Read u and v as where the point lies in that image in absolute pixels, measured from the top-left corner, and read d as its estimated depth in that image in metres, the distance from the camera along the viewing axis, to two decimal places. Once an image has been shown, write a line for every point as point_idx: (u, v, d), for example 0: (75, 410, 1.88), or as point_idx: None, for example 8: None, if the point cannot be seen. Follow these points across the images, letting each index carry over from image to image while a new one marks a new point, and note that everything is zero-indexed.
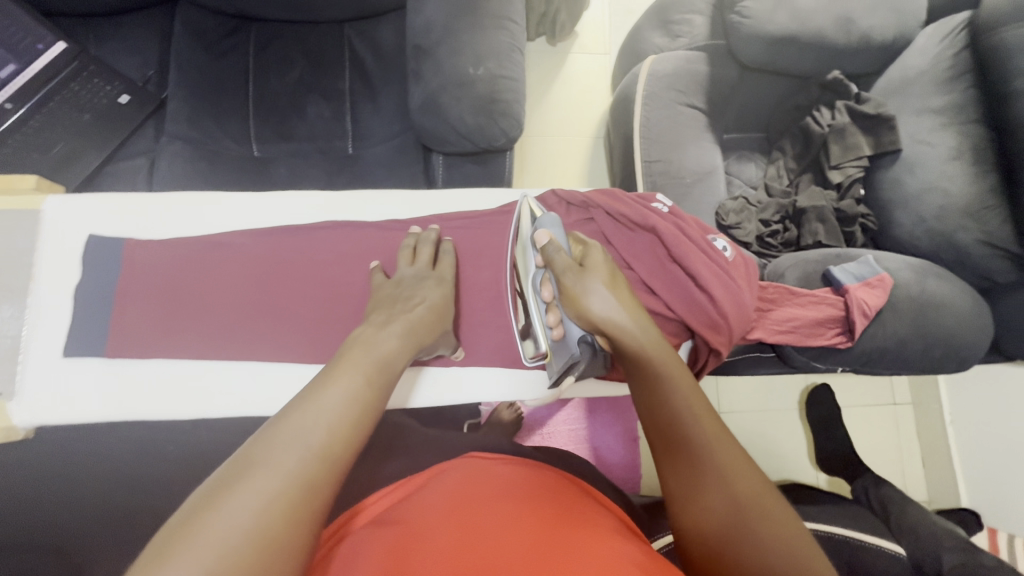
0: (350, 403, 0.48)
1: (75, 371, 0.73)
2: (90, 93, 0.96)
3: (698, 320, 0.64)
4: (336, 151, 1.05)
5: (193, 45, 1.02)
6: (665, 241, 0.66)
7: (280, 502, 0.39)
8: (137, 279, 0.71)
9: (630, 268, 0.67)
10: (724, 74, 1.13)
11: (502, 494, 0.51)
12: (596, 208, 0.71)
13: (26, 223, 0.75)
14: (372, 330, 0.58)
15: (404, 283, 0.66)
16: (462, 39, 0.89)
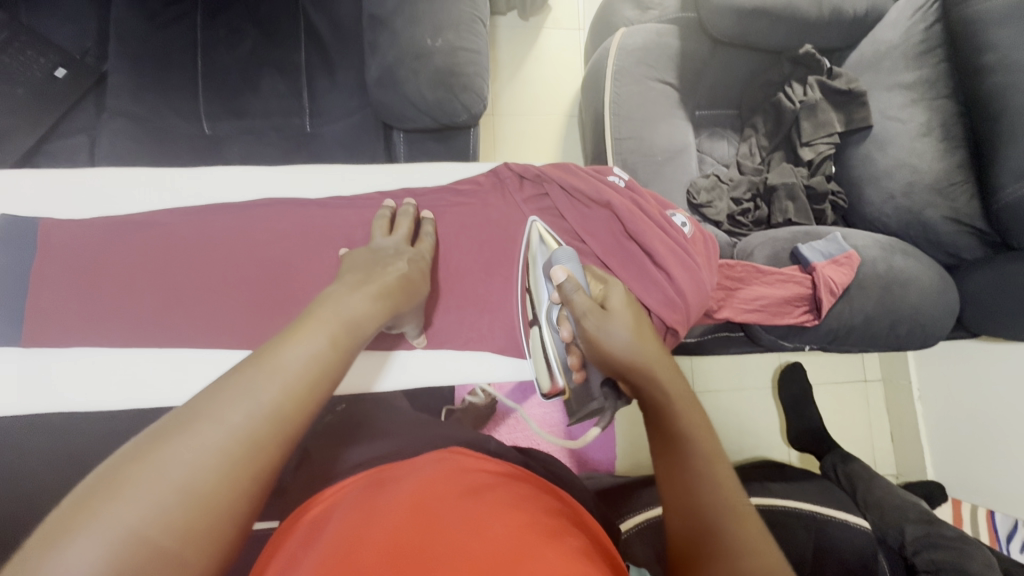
0: (311, 366, 0.45)
1: (5, 358, 0.69)
2: (23, 66, 0.91)
3: (653, 297, 0.62)
4: (293, 128, 1.00)
5: (134, 13, 0.95)
6: (618, 215, 0.65)
7: (221, 461, 0.37)
8: (53, 262, 0.66)
9: (585, 244, 0.66)
10: (695, 48, 1.10)
11: (461, 476, 0.48)
12: (550, 182, 0.70)
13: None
14: (339, 291, 0.55)
15: (381, 253, 0.63)
16: (419, 8, 0.85)
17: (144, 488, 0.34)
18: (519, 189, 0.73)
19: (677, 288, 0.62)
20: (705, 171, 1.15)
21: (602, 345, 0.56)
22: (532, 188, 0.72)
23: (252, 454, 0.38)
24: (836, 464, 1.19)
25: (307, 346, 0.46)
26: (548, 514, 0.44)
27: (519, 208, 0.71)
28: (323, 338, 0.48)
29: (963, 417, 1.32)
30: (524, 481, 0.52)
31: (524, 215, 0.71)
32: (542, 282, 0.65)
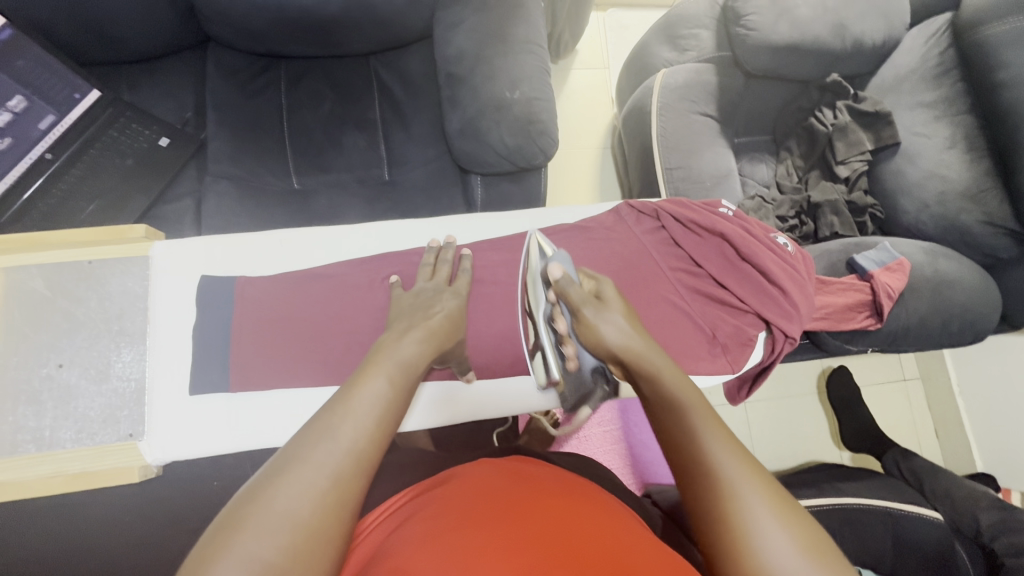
0: (378, 410, 0.50)
1: (203, 404, 0.75)
2: (130, 138, 1.00)
3: (771, 312, 0.65)
4: (374, 178, 1.09)
5: (229, 85, 1.06)
6: (733, 240, 0.66)
7: (317, 491, 0.42)
8: (249, 311, 0.74)
9: (699, 270, 0.68)
10: (731, 83, 1.20)
11: (518, 494, 0.55)
12: (663, 213, 0.70)
13: (88, 270, 0.77)
14: (388, 342, 0.59)
15: (425, 296, 0.69)
16: (495, 66, 0.95)
17: (266, 524, 0.39)
18: (633, 223, 0.72)
19: (794, 302, 0.64)
20: (749, 193, 1.22)
21: (596, 336, 0.59)
22: (649, 220, 0.71)
23: (346, 487, 0.43)
24: (898, 461, 1.24)
25: (366, 393, 0.51)
26: (583, 511, 0.53)
27: (634, 236, 0.69)
28: (384, 382, 0.52)
29: (1005, 406, 1.38)
30: (539, 480, 0.61)
31: (642, 244, 0.69)
32: (539, 287, 0.67)
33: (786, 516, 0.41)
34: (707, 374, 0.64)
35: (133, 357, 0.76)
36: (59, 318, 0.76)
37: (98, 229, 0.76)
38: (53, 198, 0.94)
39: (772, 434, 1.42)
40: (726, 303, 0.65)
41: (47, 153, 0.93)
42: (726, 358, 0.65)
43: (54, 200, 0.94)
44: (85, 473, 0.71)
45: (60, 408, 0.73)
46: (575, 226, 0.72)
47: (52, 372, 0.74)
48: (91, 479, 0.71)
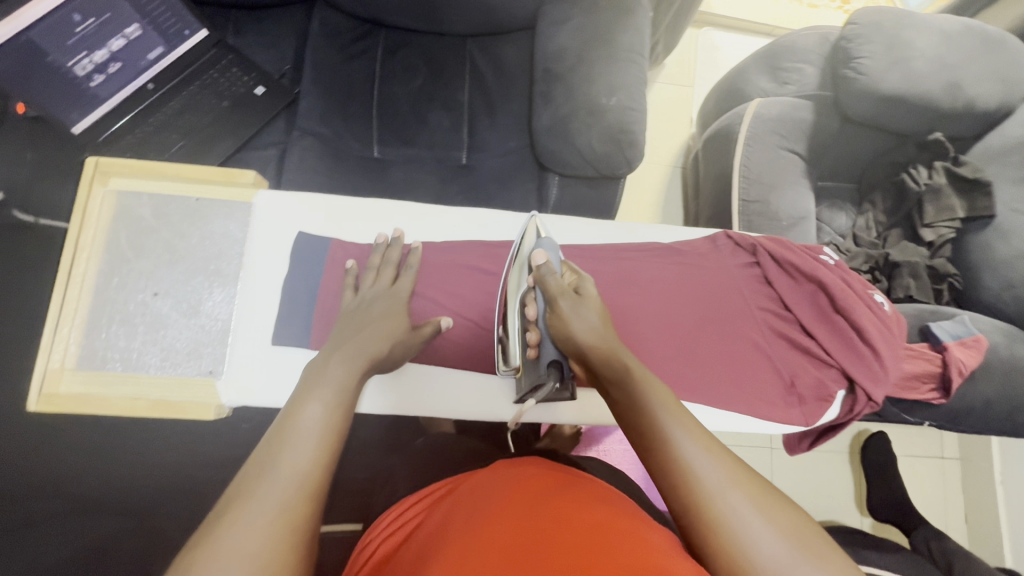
0: (322, 431, 0.49)
1: (282, 357, 0.76)
2: (230, 82, 1.04)
3: (859, 371, 0.62)
4: (451, 160, 1.09)
5: (329, 45, 1.07)
6: (832, 290, 0.64)
7: (266, 521, 0.41)
8: (340, 275, 0.77)
9: (789, 314, 0.66)
10: (827, 124, 1.16)
11: (531, 491, 0.56)
12: (761, 249, 0.69)
13: (182, 205, 0.77)
14: (325, 359, 0.59)
15: (362, 300, 0.70)
16: (596, 69, 0.94)
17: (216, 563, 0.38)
18: (728, 255, 0.70)
19: (886, 365, 0.61)
20: (823, 239, 1.19)
21: (565, 326, 0.60)
22: (745, 254, 0.70)
23: (296, 518, 0.42)
24: (928, 541, 1.19)
25: (302, 418, 0.50)
26: (606, 514, 0.50)
27: (727, 268, 0.68)
28: (325, 405, 0.52)
29: None
30: (551, 484, 0.58)
31: (731, 278, 0.68)
32: (523, 273, 0.70)
33: (780, 528, 0.43)
34: (780, 421, 0.62)
35: (223, 298, 0.77)
36: (159, 247, 0.75)
37: (210, 169, 0.77)
38: (150, 127, 1.00)
39: (794, 486, 1.39)
40: (811, 352, 0.64)
41: (150, 83, 0.99)
42: (801, 410, 0.63)
43: (150, 129, 1.00)
44: (164, 401, 0.71)
45: (149, 333, 0.74)
46: (667, 246, 0.71)
47: (147, 300, 0.74)
48: (173, 407, 0.71)
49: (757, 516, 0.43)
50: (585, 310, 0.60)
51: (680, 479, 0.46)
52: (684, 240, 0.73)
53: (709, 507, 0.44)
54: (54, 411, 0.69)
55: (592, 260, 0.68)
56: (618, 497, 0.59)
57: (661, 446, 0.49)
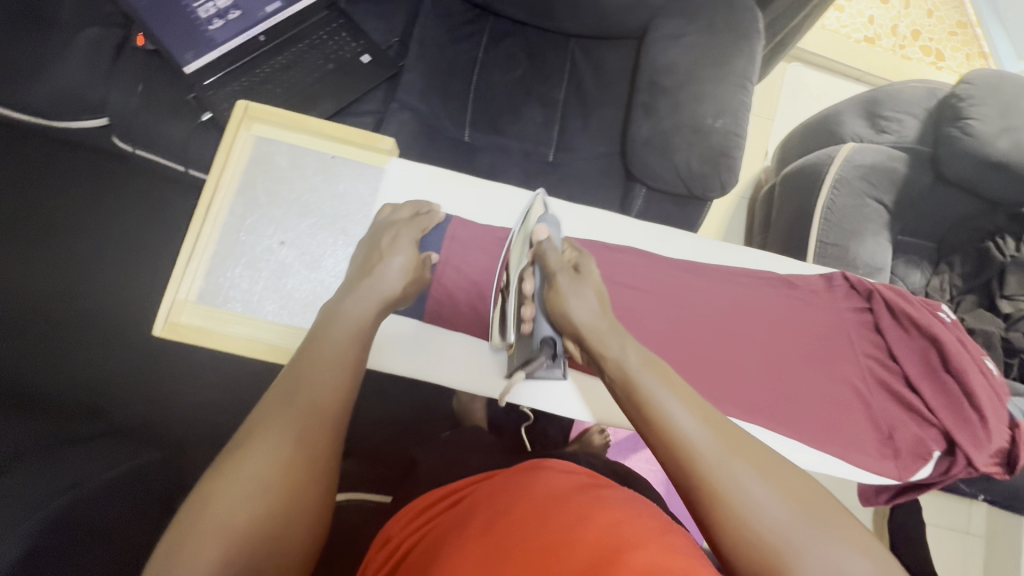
0: (338, 363, 0.55)
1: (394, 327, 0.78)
2: (338, 46, 1.05)
3: (964, 435, 0.62)
4: (538, 155, 1.09)
5: (439, 24, 1.09)
6: (946, 349, 0.63)
7: (243, 495, 0.45)
8: (459, 254, 0.75)
9: (896, 366, 0.66)
10: (918, 180, 1.15)
11: (529, 494, 0.54)
12: (877, 295, 0.69)
13: (318, 160, 0.78)
14: (339, 301, 0.60)
15: (376, 234, 0.69)
16: (706, 89, 0.94)
17: (231, 495, 0.45)
18: (841, 297, 0.70)
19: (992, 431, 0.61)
20: None
21: (563, 304, 0.57)
22: (857, 298, 0.70)
23: (313, 447, 0.49)
24: None
25: (323, 348, 0.55)
26: (618, 521, 0.47)
27: (838, 310, 0.69)
28: (345, 341, 0.57)
29: None
30: (553, 489, 0.54)
31: (841, 321, 0.68)
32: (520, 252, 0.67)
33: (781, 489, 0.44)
34: (871, 470, 0.63)
35: (343, 258, 0.75)
36: (292, 198, 0.76)
37: (357, 132, 0.78)
38: (257, 77, 1.01)
39: None
40: (913, 407, 0.64)
41: (262, 35, 1.01)
42: (894, 463, 0.64)
43: (256, 79, 1.01)
44: (277, 347, 0.71)
45: (271, 280, 0.74)
46: (780, 277, 0.71)
47: (274, 247, 0.74)
48: (282, 355, 0.70)
49: (756, 480, 0.44)
50: (583, 289, 0.56)
51: (685, 457, 0.46)
52: (798, 274, 0.73)
53: (711, 484, 0.44)
54: (173, 339, 0.70)
55: (708, 280, 0.69)
56: (619, 495, 0.54)
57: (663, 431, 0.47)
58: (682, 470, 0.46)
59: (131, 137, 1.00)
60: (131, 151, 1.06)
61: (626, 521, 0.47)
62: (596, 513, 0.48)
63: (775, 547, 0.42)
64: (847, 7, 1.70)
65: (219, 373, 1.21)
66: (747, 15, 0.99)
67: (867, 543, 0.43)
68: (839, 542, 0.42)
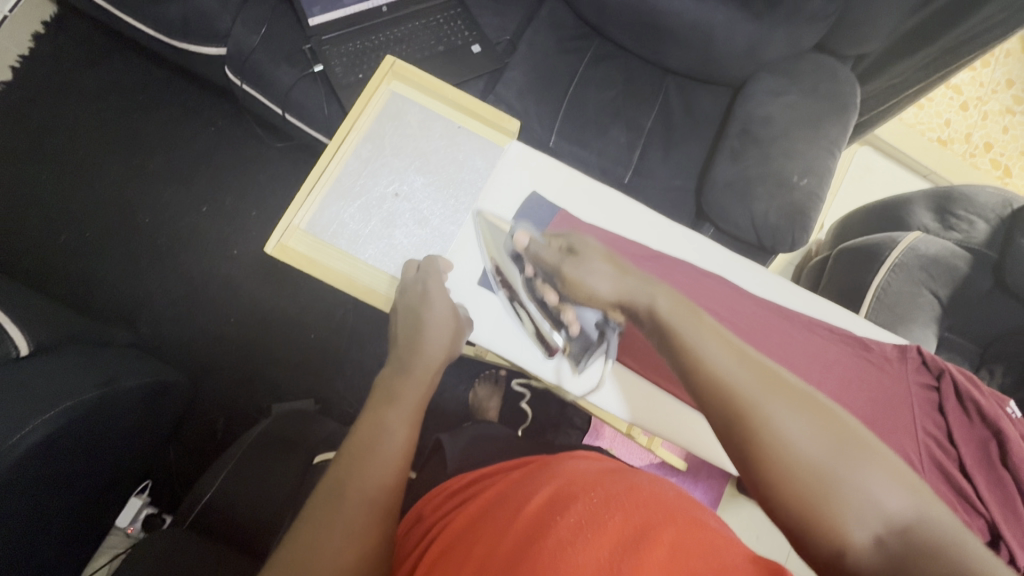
0: (389, 446, 0.58)
1: (478, 297, 0.76)
2: (453, 32, 1.09)
3: (1010, 530, 0.59)
4: (614, 175, 1.11)
5: (549, 34, 1.13)
6: (1008, 445, 0.62)
7: None
8: None
9: (952, 449, 0.65)
10: (978, 282, 1.16)
11: (553, 482, 0.53)
12: (947, 376, 0.70)
13: (440, 126, 0.80)
14: (396, 380, 0.65)
15: (408, 292, 0.71)
16: (797, 147, 0.97)
17: None
18: (911, 370, 0.72)
19: None
20: None
21: (586, 287, 0.63)
22: (926, 376, 0.71)
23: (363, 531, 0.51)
24: None
25: (378, 431, 0.59)
26: (641, 503, 0.48)
27: (906, 382, 0.71)
28: (397, 425, 0.60)
29: None
30: (574, 475, 0.54)
31: (908, 391, 0.70)
32: (512, 262, 0.74)
33: (820, 428, 0.43)
34: None
35: (449, 221, 0.78)
36: (413, 154, 0.79)
37: (483, 106, 0.80)
38: (370, 43, 1.05)
39: None
40: (962, 490, 0.62)
41: (384, 8, 1.06)
42: None
43: (369, 44, 1.05)
44: (374, 290, 0.74)
45: (380, 227, 0.76)
46: (857, 337, 0.75)
47: (388, 196, 0.77)
48: (378, 299, 0.74)
49: (795, 417, 0.44)
50: (595, 267, 0.62)
51: (710, 390, 0.48)
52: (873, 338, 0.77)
53: (747, 417, 0.45)
54: (281, 261, 0.74)
55: (790, 323, 0.74)
56: (647, 479, 0.54)
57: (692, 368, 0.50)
58: (709, 406, 0.48)
59: (240, 72, 1.05)
60: (234, 84, 1.10)
61: (652, 503, 0.48)
62: (622, 497, 0.49)
63: (818, 482, 0.41)
64: (927, 107, 1.74)
65: (250, 313, 1.21)
66: (848, 88, 1.02)
67: (922, 493, 0.41)
68: (889, 481, 0.40)
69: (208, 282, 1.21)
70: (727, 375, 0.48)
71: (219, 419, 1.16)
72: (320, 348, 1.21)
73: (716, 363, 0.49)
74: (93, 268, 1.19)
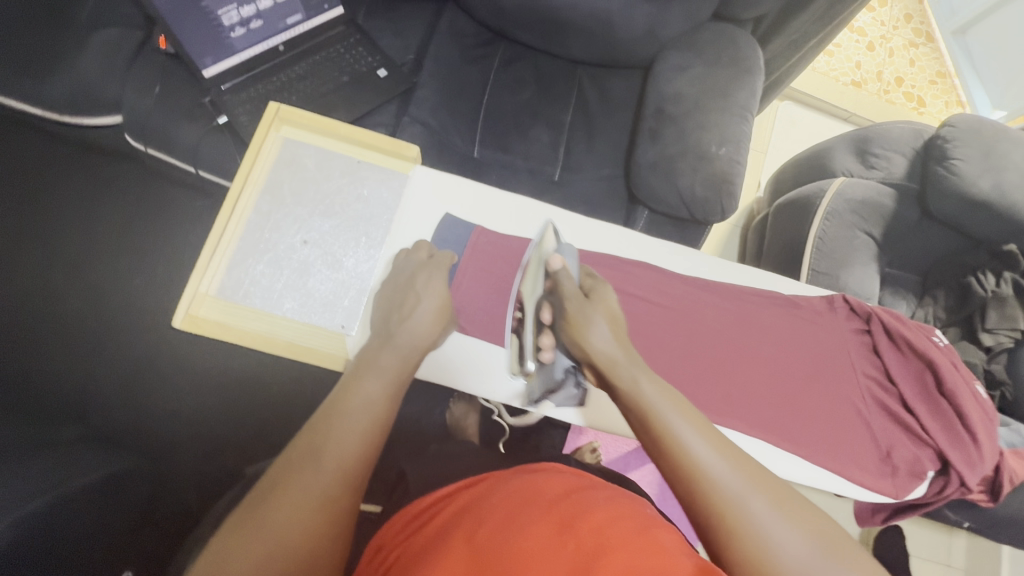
0: (369, 410, 0.56)
1: None
2: (355, 59, 1.08)
3: (954, 453, 0.68)
4: (544, 175, 1.12)
5: (453, 46, 1.13)
6: (941, 373, 0.70)
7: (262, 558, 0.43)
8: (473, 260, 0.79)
9: (893, 386, 0.72)
10: (905, 215, 1.21)
11: (512, 505, 0.52)
12: (875, 319, 0.74)
13: (342, 161, 0.79)
14: (377, 351, 0.63)
15: (406, 273, 0.72)
16: (710, 117, 0.99)
17: (259, 529, 0.45)
18: (844, 318, 0.75)
19: (980, 447, 0.69)
20: None
21: (585, 336, 0.60)
22: (858, 321, 0.75)
23: (337, 485, 0.49)
24: None
25: (357, 397, 0.57)
26: (601, 523, 0.47)
27: (842, 331, 0.74)
28: (378, 387, 0.58)
29: None
30: (530, 495, 0.53)
31: (845, 341, 0.74)
32: (537, 278, 0.70)
33: (802, 529, 0.45)
34: (871, 485, 0.68)
35: (364, 258, 0.77)
36: (317, 198, 0.77)
37: (381, 137, 0.80)
38: (270, 85, 1.03)
39: None
40: (910, 426, 0.70)
41: (281, 46, 1.04)
42: (892, 480, 0.69)
43: (270, 87, 1.03)
44: (296, 344, 0.72)
45: (293, 278, 0.74)
46: (785, 297, 0.75)
47: (295, 245, 0.75)
48: (302, 352, 0.72)
49: (780, 521, 0.45)
50: (602, 325, 0.60)
51: (693, 486, 0.47)
52: (801, 294, 0.77)
53: (732, 517, 0.45)
54: (195, 332, 0.71)
55: (716, 296, 0.73)
56: (602, 495, 0.53)
57: (674, 459, 0.49)
58: (692, 505, 0.47)
59: (142, 135, 1.00)
60: (138, 150, 1.06)
61: (609, 523, 0.47)
62: (578, 520, 0.48)
63: None
64: (836, 53, 1.80)
65: (203, 379, 1.17)
66: (749, 52, 1.05)
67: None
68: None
69: (153, 356, 1.17)
70: (708, 472, 0.47)
71: (190, 496, 1.11)
72: (282, 400, 1.18)
73: (696, 457, 0.48)
74: (27, 365, 1.13)
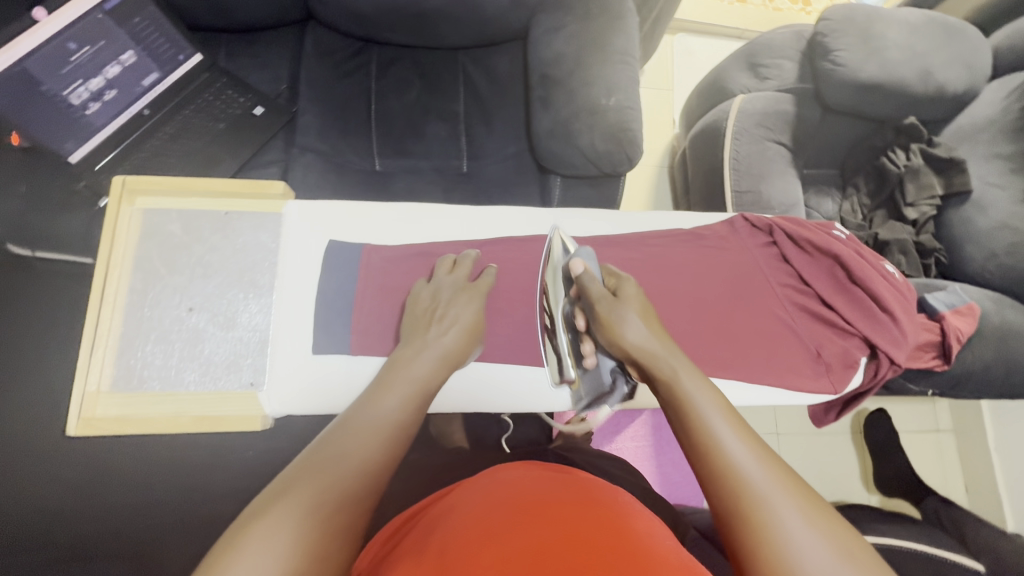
0: (404, 420, 0.55)
1: (323, 366, 0.75)
2: (226, 103, 1.06)
3: (876, 335, 0.70)
4: (451, 169, 1.10)
5: (323, 64, 1.10)
6: (847, 263, 0.72)
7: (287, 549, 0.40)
8: (370, 280, 0.78)
9: (808, 287, 0.75)
10: (809, 115, 1.24)
11: (476, 509, 0.52)
12: (776, 229, 0.77)
13: (211, 218, 0.76)
14: (410, 366, 0.62)
15: (440, 289, 0.71)
16: (592, 71, 0.98)
17: (291, 514, 0.42)
18: (747, 237, 0.79)
19: (903, 329, 0.70)
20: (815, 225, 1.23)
21: (618, 330, 0.61)
22: (762, 235, 0.78)
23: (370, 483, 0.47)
24: (938, 509, 1.26)
25: (383, 408, 0.55)
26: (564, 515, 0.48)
27: (748, 250, 0.77)
28: (405, 404, 0.56)
29: None
30: (496, 495, 0.53)
31: (754, 257, 0.77)
32: (558, 283, 0.72)
33: (832, 534, 0.42)
34: (807, 385, 0.70)
35: (259, 309, 0.76)
36: (192, 262, 0.75)
37: (241, 182, 0.77)
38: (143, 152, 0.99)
39: (805, 469, 1.41)
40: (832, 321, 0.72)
41: (145, 109, 0.98)
42: (829, 377, 0.71)
43: (144, 154, 0.99)
44: (206, 416, 0.70)
45: (187, 350, 0.72)
46: (688, 232, 0.78)
47: (182, 314, 0.73)
48: (214, 422, 0.70)
49: (803, 520, 0.42)
50: (632, 316, 0.61)
51: (718, 473, 0.46)
52: (702, 224, 0.81)
53: (759, 526, 0.42)
54: (94, 436, 0.68)
55: (622, 248, 0.75)
56: (561, 485, 0.54)
57: (705, 440, 0.48)
58: (714, 493, 0.46)
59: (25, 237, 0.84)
60: None
61: (572, 514, 0.48)
62: (543, 512, 0.48)
63: None
64: None
65: None
66: None
67: None
68: None
69: None
70: (741, 463, 0.46)
71: None
72: None
73: (733, 445, 0.47)
74: None
